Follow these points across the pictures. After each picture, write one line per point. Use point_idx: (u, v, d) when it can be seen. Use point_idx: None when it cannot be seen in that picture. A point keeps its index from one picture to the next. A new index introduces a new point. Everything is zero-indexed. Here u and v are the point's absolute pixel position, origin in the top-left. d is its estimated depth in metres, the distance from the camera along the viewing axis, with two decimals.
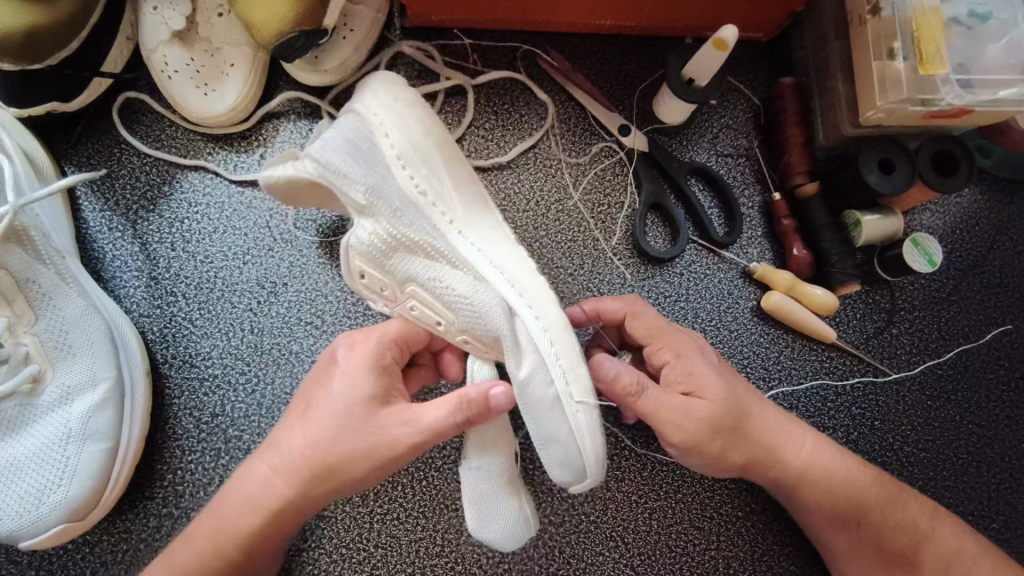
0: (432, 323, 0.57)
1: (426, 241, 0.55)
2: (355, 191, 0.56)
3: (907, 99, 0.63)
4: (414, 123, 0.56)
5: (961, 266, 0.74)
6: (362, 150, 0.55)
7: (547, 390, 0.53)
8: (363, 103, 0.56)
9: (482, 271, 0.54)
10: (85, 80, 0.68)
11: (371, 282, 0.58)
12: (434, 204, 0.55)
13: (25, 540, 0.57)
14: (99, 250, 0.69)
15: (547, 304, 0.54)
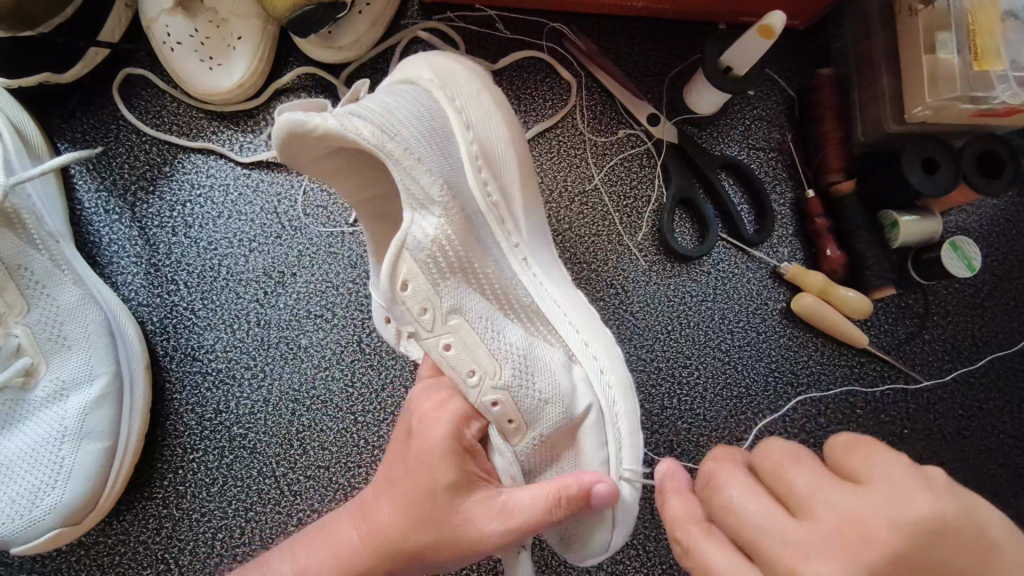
0: (462, 373, 0.50)
1: (497, 277, 0.54)
2: (426, 181, 0.51)
3: (959, 97, 0.60)
4: (496, 127, 0.56)
5: (996, 270, 0.72)
6: (438, 133, 0.53)
7: (598, 452, 0.51)
8: (443, 85, 0.55)
9: (548, 315, 0.54)
10: (80, 49, 0.63)
11: (413, 298, 0.50)
12: (501, 221, 0.55)
13: (17, 545, 0.53)
14: (95, 234, 0.65)
15: (612, 352, 0.55)
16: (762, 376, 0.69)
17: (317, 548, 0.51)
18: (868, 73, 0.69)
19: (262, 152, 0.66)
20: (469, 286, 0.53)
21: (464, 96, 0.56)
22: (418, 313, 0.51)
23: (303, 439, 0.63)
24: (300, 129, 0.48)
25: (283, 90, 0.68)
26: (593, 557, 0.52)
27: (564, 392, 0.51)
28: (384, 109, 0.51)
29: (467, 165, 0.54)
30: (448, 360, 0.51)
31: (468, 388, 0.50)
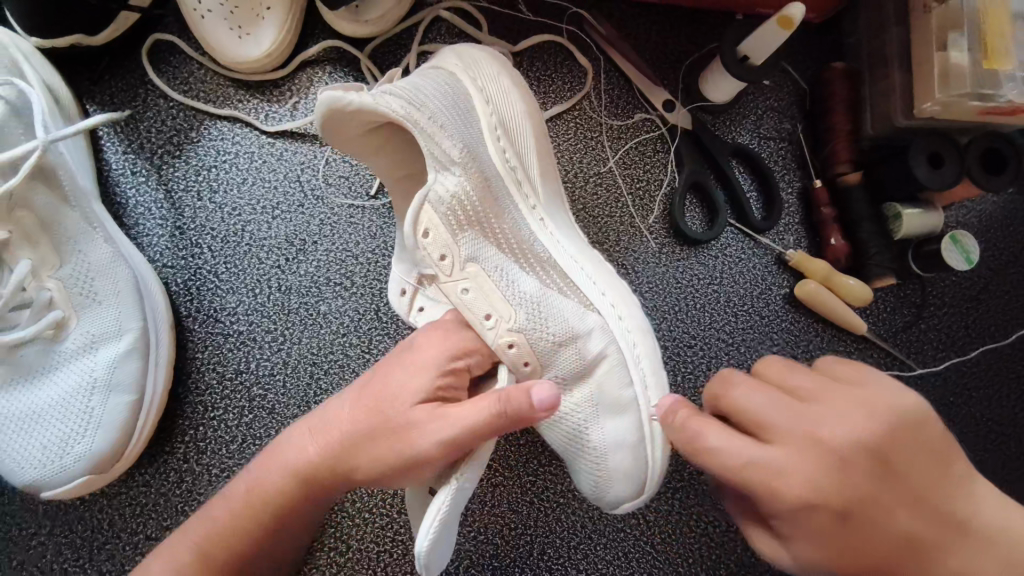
0: (478, 317, 0.53)
1: (515, 232, 0.56)
2: (448, 145, 0.53)
3: (968, 93, 0.63)
4: (515, 101, 0.59)
5: (993, 265, 0.74)
6: (460, 107, 0.55)
7: (621, 390, 0.54)
8: (468, 68, 0.58)
9: (561, 264, 0.56)
10: (113, 12, 0.64)
11: (432, 245, 0.52)
12: (520, 184, 0.57)
13: (48, 490, 0.55)
14: (122, 195, 0.66)
15: (625, 304, 0.57)
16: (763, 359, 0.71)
17: (272, 463, 0.53)
18: (879, 68, 0.71)
19: (287, 122, 0.68)
20: (486, 240, 0.55)
21: (485, 77, 0.58)
22: (437, 260, 0.53)
23: (320, 402, 0.65)
24: (336, 107, 0.49)
25: (309, 62, 0.69)
26: (627, 502, 0.56)
27: (576, 340, 0.54)
28: (413, 90, 0.54)
29: (487, 137, 0.56)
30: (466, 302, 0.53)
31: (486, 331, 0.53)
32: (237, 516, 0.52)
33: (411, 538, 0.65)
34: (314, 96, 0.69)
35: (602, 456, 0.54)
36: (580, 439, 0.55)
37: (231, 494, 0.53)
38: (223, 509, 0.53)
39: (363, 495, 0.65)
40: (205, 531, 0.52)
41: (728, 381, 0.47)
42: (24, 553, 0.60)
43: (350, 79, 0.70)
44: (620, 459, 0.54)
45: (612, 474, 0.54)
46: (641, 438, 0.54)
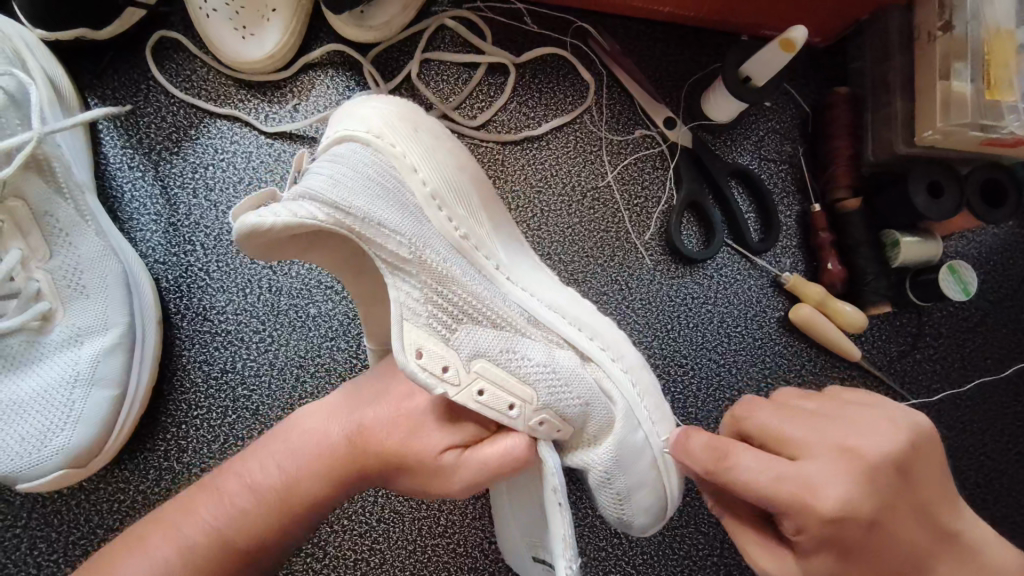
0: (501, 408, 0.48)
1: (487, 306, 0.51)
2: (397, 243, 0.48)
3: (968, 124, 0.62)
4: (445, 159, 0.52)
5: (990, 297, 0.74)
6: (389, 188, 0.49)
7: (636, 435, 0.53)
8: (381, 135, 0.50)
9: (547, 323, 0.53)
10: (119, 7, 0.64)
11: (430, 361, 0.47)
12: (476, 248, 0.52)
13: (24, 482, 0.55)
14: (118, 190, 0.66)
15: (616, 347, 0.56)
16: (754, 381, 0.71)
17: (298, 447, 0.51)
18: (882, 94, 0.70)
19: (287, 124, 0.68)
20: (478, 326, 0.50)
21: (403, 139, 0.51)
22: (439, 372, 0.47)
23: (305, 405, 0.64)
24: (258, 232, 0.45)
25: (311, 64, 0.70)
26: (645, 529, 0.57)
27: (598, 398, 0.52)
28: (331, 183, 0.47)
29: (426, 209, 0.50)
30: (478, 407, 0.48)
31: (513, 420, 0.49)
32: (265, 509, 0.50)
33: (390, 547, 0.64)
34: (315, 99, 0.69)
35: (627, 500, 0.53)
36: (608, 486, 0.53)
37: (258, 477, 0.50)
38: (250, 497, 0.50)
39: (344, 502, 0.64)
40: (223, 514, 0.49)
41: (724, 462, 0.44)
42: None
43: (352, 83, 0.70)
44: (645, 498, 0.54)
45: (636, 512, 0.54)
46: (655, 472, 0.54)
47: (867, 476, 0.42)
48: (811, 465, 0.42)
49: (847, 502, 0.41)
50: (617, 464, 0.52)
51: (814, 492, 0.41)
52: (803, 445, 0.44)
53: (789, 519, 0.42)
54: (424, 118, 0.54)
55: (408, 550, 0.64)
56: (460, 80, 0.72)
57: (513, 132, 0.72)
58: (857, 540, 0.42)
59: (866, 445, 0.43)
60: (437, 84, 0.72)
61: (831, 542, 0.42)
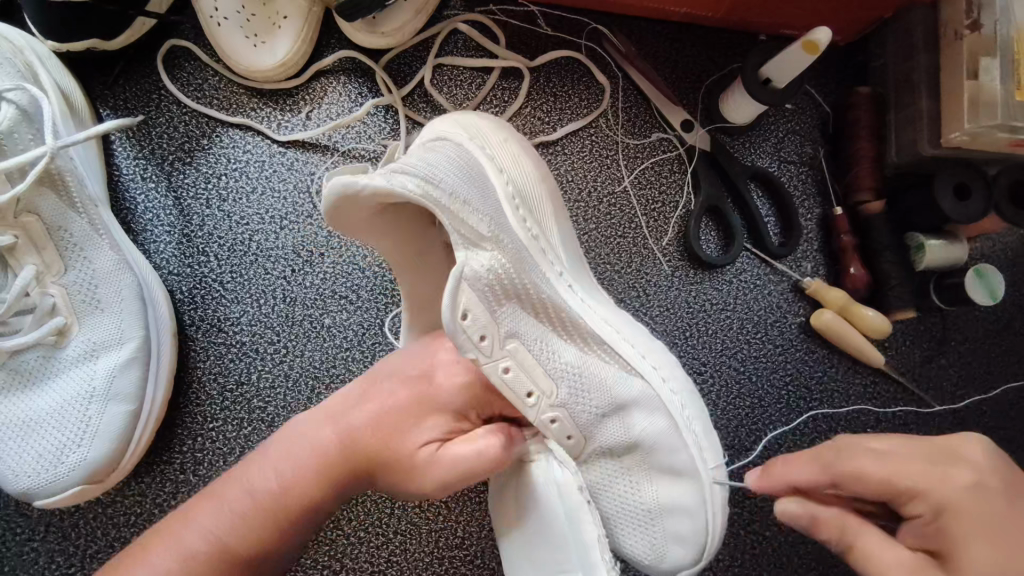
0: (521, 395, 0.50)
1: (552, 299, 0.51)
2: (473, 220, 0.48)
3: (998, 125, 0.61)
4: (528, 168, 0.53)
5: (1017, 301, 0.72)
6: (472, 175, 0.49)
7: (683, 454, 0.51)
8: (473, 136, 0.52)
9: (597, 330, 0.51)
10: (129, 18, 0.64)
11: (472, 327, 0.47)
12: (544, 252, 0.52)
13: (41, 499, 0.55)
14: (131, 200, 0.66)
15: (670, 367, 0.53)
16: (775, 389, 0.69)
17: (292, 450, 0.51)
18: (905, 95, 0.69)
19: (299, 132, 0.67)
20: (521, 309, 0.51)
21: (491, 144, 0.53)
22: (477, 340, 0.47)
23: None
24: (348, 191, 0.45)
25: (324, 71, 0.69)
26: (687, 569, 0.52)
27: (626, 409, 0.52)
28: (424, 161, 0.48)
29: (504, 204, 0.51)
30: (507, 382, 0.49)
31: (527, 409, 0.50)
32: (264, 513, 0.49)
33: (407, 559, 0.63)
34: (327, 106, 0.68)
35: (656, 518, 0.52)
36: (633, 497, 0.53)
37: (257, 483, 0.50)
38: (248, 501, 0.49)
39: (361, 514, 0.63)
40: (223, 520, 0.48)
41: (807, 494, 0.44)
42: (16, 559, 0.60)
43: (364, 89, 0.69)
44: (682, 523, 0.51)
45: (666, 538, 0.52)
46: (701, 502, 0.51)
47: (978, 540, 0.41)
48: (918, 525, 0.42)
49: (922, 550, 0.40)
50: (639, 473, 0.53)
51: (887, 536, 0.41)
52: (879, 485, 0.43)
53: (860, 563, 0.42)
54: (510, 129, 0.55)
55: (424, 563, 0.63)
56: (473, 85, 0.71)
57: (527, 136, 0.70)
58: None
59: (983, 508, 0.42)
60: (451, 89, 0.70)
61: None
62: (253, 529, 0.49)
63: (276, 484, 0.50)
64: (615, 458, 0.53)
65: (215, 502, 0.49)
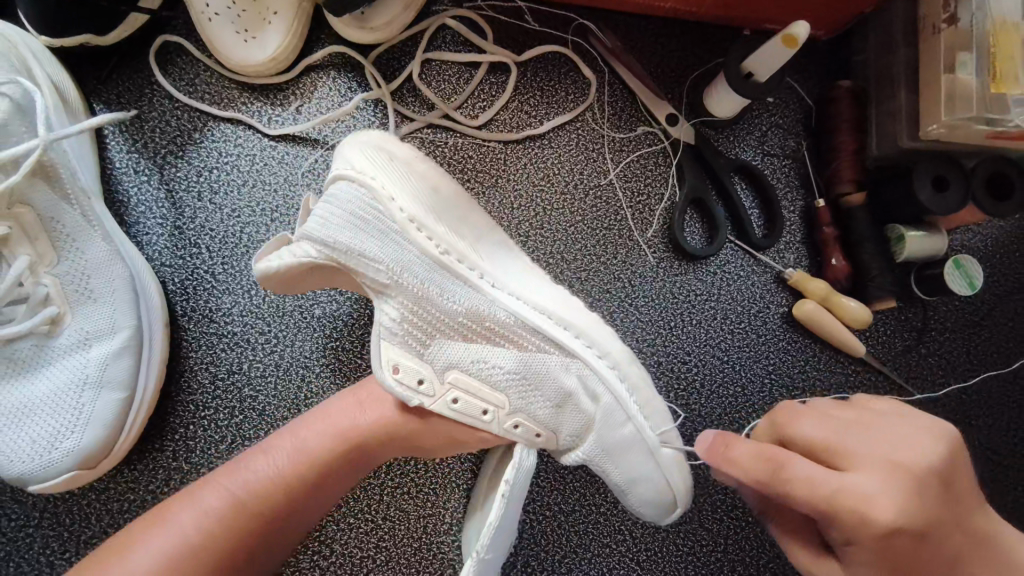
0: (477, 415, 0.52)
1: (473, 319, 0.52)
2: (378, 273, 0.51)
3: (974, 117, 0.62)
4: (421, 185, 0.52)
5: (997, 291, 0.73)
6: (367, 224, 0.50)
7: (623, 429, 0.55)
8: (360, 172, 0.51)
9: (530, 325, 0.52)
10: (122, 13, 0.65)
11: (406, 377, 0.50)
12: (460, 262, 0.52)
13: (35, 484, 0.56)
14: (124, 193, 0.67)
15: (601, 341, 0.55)
16: (758, 377, 0.71)
17: (318, 422, 0.52)
18: (886, 88, 0.70)
19: (290, 126, 0.68)
20: (450, 339, 0.52)
21: (382, 170, 0.52)
22: (415, 386, 0.50)
23: (310, 405, 0.65)
24: (266, 275, 0.53)
25: (313, 66, 0.70)
26: (667, 516, 0.59)
27: (569, 400, 0.53)
28: (322, 225, 0.51)
29: (407, 235, 0.51)
30: (456, 412, 0.51)
31: (487, 424, 0.52)
32: (286, 480, 0.49)
33: (395, 545, 0.64)
34: (317, 100, 0.70)
35: (628, 491, 0.57)
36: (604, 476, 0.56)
37: (280, 451, 0.50)
38: (270, 467, 0.49)
39: (350, 500, 0.65)
40: (247, 483, 0.48)
41: (781, 473, 0.44)
42: (12, 544, 0.61)
43: (353, 84, 0.70)
44: (645, 492, 0.56)
45: (638, 503, 0.57)
46: (658, 468, 0.56)
47: (914, 487, 0.43)
48: (861, 477, 0.43)
49: (901, 513, 0.42)
50: (604, 459, 0.55)
51: (869, 502, 0.42)
52: (855, 457, 0.44)
53: (839, 530, 0.43)
54: (401, 143, 0.54)
55: (413, 548, 0.65)
56: (461, 79, 0.72)
57: (514, 130, 0.72)
58: (908, 549, 0.43)
59: (914, 455, 0.44)
60: (439, 83, 0.72)
61: (883, 555, 0.43)
62: (279, 496, 0.48)
63: (301, 452, 0.50)
64: (581, 448, 0.55)
65: (240, 467, 0.49)
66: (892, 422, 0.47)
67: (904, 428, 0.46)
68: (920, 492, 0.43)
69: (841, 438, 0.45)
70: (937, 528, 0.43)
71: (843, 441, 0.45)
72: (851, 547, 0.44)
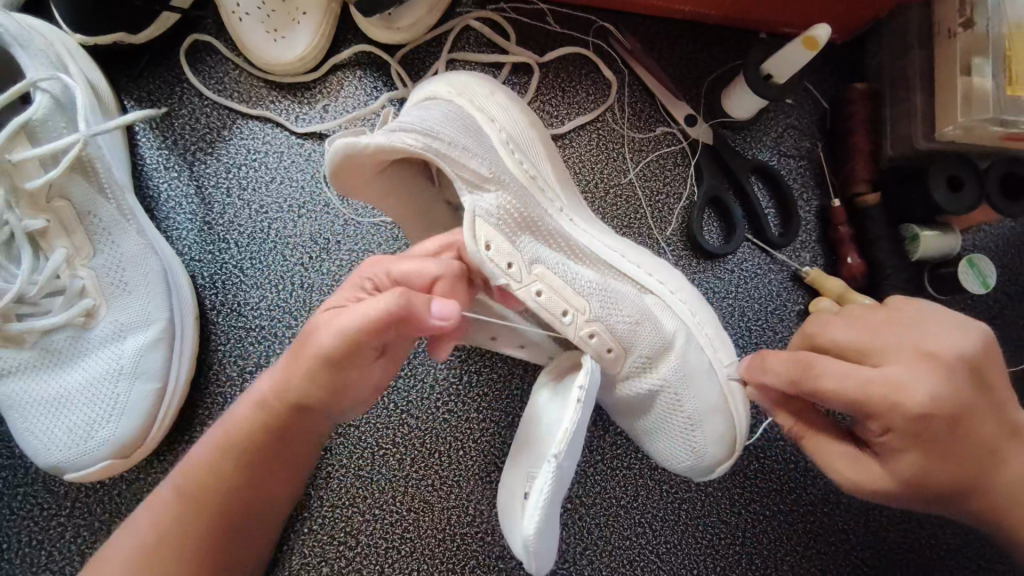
0: (556, 313, 0.52)
1: (560, 233, 0.56)
2: (475, 165, 0.53)
3: (990, 118, 0.63)
4: (517, 117, 0.59)
5: (1009, 291, 0.74)
6: (472, 128, 0.55)
7: (701, 356, 0.57)
8: (461, 93, 0.58)
9: (608, 255, 0.57)
10: (155, 12, 0.66)
11: (498, 255, 0.50)
12: (543, 190, 0.57)
13: (70, 473, 0.57)
14: (154, 189, 0.68)
15: (671, 280, 0.60)
16: None
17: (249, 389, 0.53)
18: (901, 91, 0.71)
19: (316, 124, 0.70)
20: (539, 242, 0.55)
21: (479, 99, 0.58)
22: (506, 268, 0.50)
23: None
24: (352, 151, 0.49)
25: (340, 66, 0.71)
26: (723, 463, 0.57)
27: (649, 319, 0.55)
28: (423, 119, 0.53)
29: (505, 153, 0.56)
30: (541, 305, 0.51)
31: (565, 328, 0.52)
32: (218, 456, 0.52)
33: (420, 536, 0.65)
34: (343, 99, 0.71)
35: (698, 426, 0.55)
36: (676, 411, 0.55)
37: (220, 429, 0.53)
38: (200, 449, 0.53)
39: (374, 492, 0.66)
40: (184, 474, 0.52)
41: (813, 370, 0.46)
42: (43, 534, 0.62)
43: (379, 83, 0.71)
44: (714, 425, 0.56)
45: (707, 442, 0.56)
46: (723, 398, 0.56)
47: (948, 374, 0.44)
48: (895, 368, 0.45)
49: (935, 398, 0.44)
50: (678, 385, 0.55)
51: (905, 391, 0.44)
52: (885, 350, 0.46)
53: (877, 422, 0.45)
54: (494, 87, 0.61)
55: (436, 539, 0.65)
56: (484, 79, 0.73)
57: None
58: (942, 437, 0.45)
59: (947, 347, 0.45)
60: None
61: (916, 440, 0.45)
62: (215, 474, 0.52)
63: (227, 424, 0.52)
64: (657, 373, 0.55)
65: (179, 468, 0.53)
66: (933, 316, 0.47)
67: (941, 322, 0.47)
68: (955, 381, 0.44)
69: (874, 336, 0.46)
70: (969, 414, 0.45)
71: (868, 338, 0.46)
72: (887, 438, 0.46)
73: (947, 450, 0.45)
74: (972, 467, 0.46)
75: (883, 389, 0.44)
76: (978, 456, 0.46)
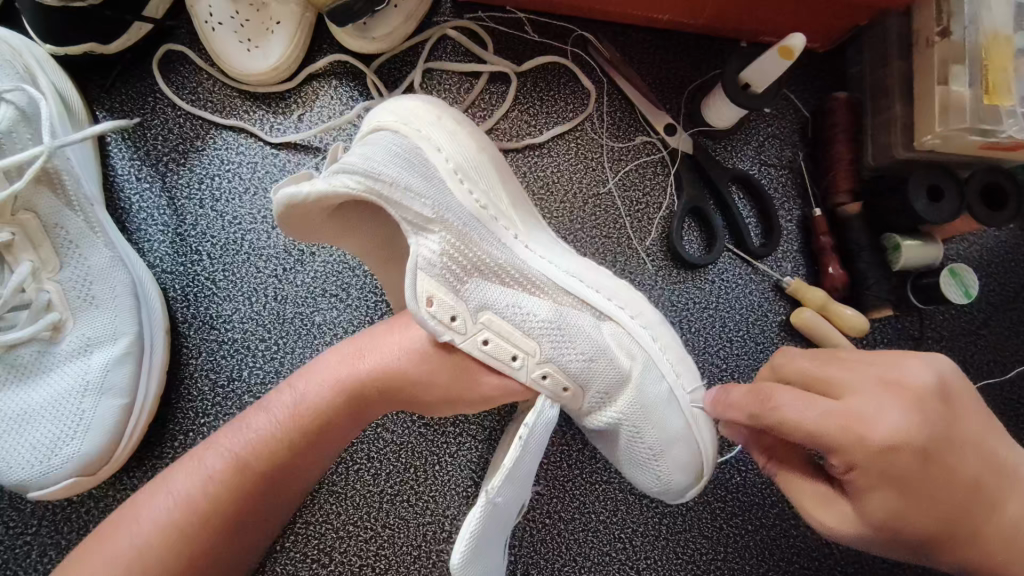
0: (507, 360, 0.51)
1: (510, 264, 0.53)
2: (422, 208, 0.50)
3: (967, 128, 0.63)
4: (465, 140, 0.55)
5: (992, 300, 0.74)
6: (413, 164, 0.51)
7: (660, 386, 0.55)
8: (405, 121, 0.54)
9: (565, 284, 0.54)
10: (126, 22, 0.65)
11: (439, 310, 0.49)
12: (495, 219, 0.54)
13: (35, 490, 0.56)
14: (126, 200, 0.67)
15: (635, 305, 0.57)
16: None
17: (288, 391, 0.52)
18: (881, 99, 0.71)
19: (291, 135, 0.69)
20: (488, 281, 0.53)
21: (426, 125, 0.54)
22: (448, 322, 0.50)
23: None
24: (292, 202, 0.49)
25: (315, 75, 0.71)
26: (691, 488, 0.57)
27: (604, 355, 0.53)
28: (363, 158, 0.50)
29: (450, 183, 0.52)
30: (490, 352, 0.51)
31: (518, 372, 0.52)
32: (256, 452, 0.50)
33: (395, 553, 0.64)
34: (319, 109, 0.70)
35: (662, 456, 0.55)
36: (637, 442, 0.55)
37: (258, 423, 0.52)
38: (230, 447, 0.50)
39: (349, 508, 0.65)
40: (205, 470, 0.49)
41: (770, 402, 0.45)
42: (10, 552, 0.60)
43: (355, 92, 0.71)
44: (678, 453, 0.55)
45: (671, 469, 0.55)
46: (687, 428, 0.55)
47: (914, 407, 0.43)
48: (858, 400, 0.44)
49: (898, 430, 0.42)
50: (640, 416, 0.54)
51: (867, 423, 0.43)
52: (846, 385, 0.45)
53: (840, 458, 0.43)
54: (449, 108, 0.57)
55: (412, 556, 0.64)
56: (462, 88, 0.73)
57: (509, 138, 0.72)
58: (913, 474, 0.43)
59: (909, 378, 0.44)
60: (440, 93, 0.72)
61: (886, 480, 0.43)
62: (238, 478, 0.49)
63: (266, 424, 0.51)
64: (616, 405, 0.54)
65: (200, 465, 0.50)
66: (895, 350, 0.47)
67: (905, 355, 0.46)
68: (920, 412, 0.43)
69: (834, 370, 0.46)
70: (940, 451, 0.43)
71: (829, 373, 0.46)
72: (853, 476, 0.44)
73: (921, 488, 0.43)
74: (952, 512, 0.44)
75: (843, 421, 0.43)
76: (957, 497, 0.44)
